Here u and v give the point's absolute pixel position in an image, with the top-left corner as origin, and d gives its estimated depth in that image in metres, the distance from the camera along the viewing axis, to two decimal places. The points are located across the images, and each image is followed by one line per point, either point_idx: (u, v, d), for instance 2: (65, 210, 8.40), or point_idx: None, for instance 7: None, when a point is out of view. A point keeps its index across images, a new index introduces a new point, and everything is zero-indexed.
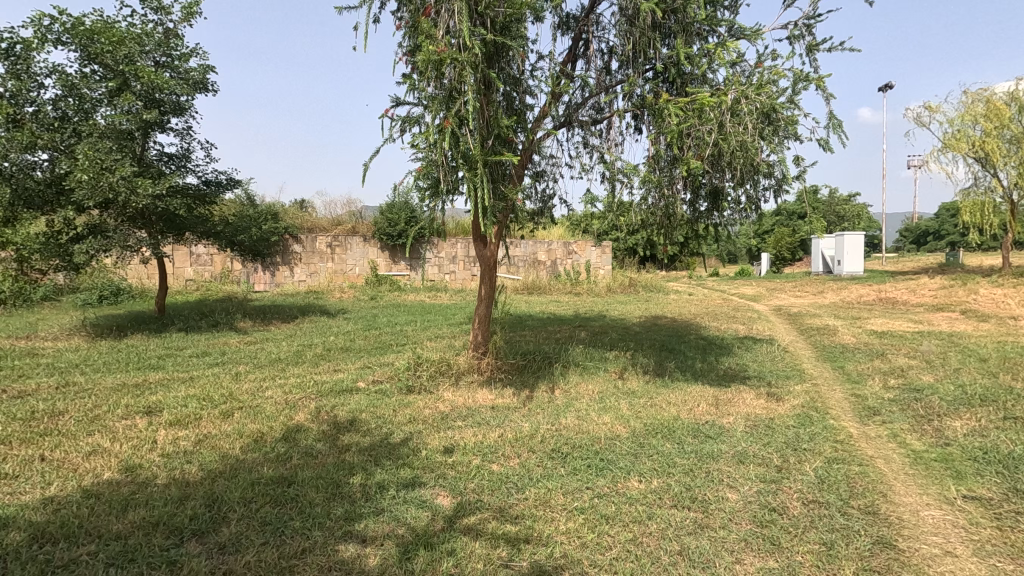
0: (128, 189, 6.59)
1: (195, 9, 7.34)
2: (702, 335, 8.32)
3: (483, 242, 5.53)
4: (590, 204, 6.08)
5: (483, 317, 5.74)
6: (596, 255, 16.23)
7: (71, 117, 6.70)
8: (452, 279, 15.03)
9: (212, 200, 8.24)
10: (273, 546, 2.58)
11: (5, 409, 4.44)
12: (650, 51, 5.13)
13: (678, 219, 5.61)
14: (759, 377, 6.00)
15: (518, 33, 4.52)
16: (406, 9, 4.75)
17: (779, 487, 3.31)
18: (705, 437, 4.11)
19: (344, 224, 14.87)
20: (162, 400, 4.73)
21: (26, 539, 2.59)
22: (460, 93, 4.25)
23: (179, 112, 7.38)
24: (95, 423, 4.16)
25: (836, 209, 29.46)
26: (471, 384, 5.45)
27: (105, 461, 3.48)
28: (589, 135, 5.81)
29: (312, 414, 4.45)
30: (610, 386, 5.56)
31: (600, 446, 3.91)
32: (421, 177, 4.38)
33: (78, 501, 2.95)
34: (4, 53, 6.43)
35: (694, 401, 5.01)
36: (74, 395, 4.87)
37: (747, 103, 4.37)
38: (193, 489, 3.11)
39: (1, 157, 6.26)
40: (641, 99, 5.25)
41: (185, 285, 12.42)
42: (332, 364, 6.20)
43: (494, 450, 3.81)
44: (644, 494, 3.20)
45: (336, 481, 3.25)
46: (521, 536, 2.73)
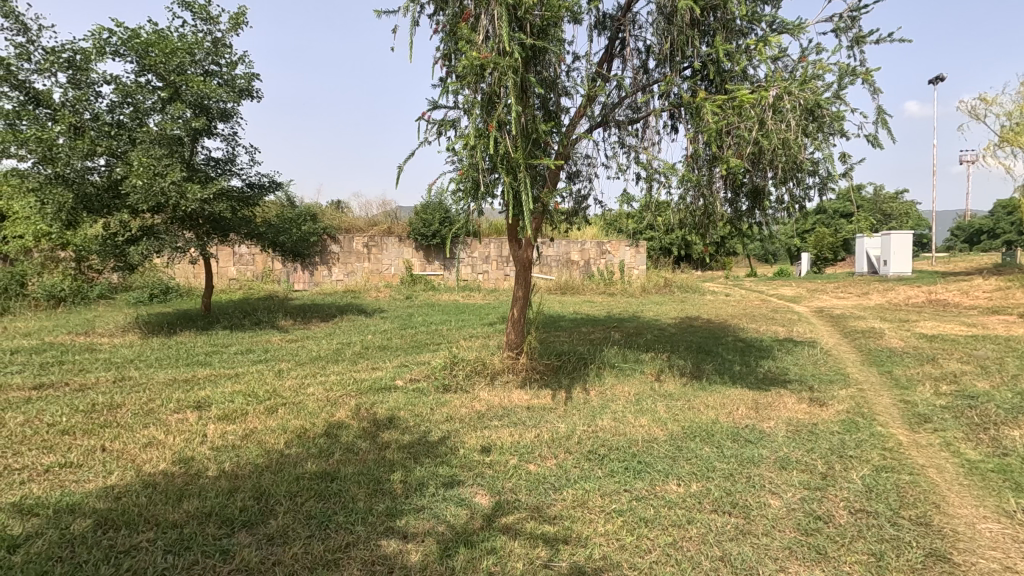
0: (178, 193, 6.90)
1: (243, 19, 7.60)
2: (740, 337, 8.13)
3: (519, 243, 5.55)
4: (626, 205, 6.04)
5: (517, 317, 5.77)
6: (630, 255, 16.06)
7: (127, 124, 7.05)
8: (485, 278, 15.08)
9: (256, 202, 8.50)
10: (319, 539, 2.66)
11: (68, 401, 4.71)
12: (689, 49, 5.05)
13: (718, 219, 5.50)
14: (801, 380, 5.85)
15: (556, 36, 4.51)
16: (444, 14, 4.81)
17: (825, 494, 3.22)
18: (745, 441, 4.04)
19: (380, 224, 15.17)
20: (210, 395, 4.92)
21: (91, 525, 2.74)
22: (499, 98, 4.28)
23: (225, 118, 7.65)
24: (149, 416, 4.37)
25: (883, 208, 28.30)
26: (507, 384, 5.48)
27: (160, 453, 3.65)
28: (626, 135, 5.76)
29: (352, 411, 4.56)
30: (647, 387, 5.52)
31: (638, 448, 3.88)
32: (459, 181, 4.43)
33: (137, 491, 3.11)
34: (66, 63, 6.79)
35: (734, 405, 4.93)
36: (131, 388, 5.13)
37: (790, 99, 4.25)
38: (243, 482, 3.23)
39: (63, 164, 6.60)
40: (679, 98, 5.18)
41: (229, 284, 12.89)
42: (370, 362, 6.32)
43: (531, 450, 3.84)
44: (683, 497, 3.17)
45: (378, 477, 3.32)
46: (560, 536, 2.74)
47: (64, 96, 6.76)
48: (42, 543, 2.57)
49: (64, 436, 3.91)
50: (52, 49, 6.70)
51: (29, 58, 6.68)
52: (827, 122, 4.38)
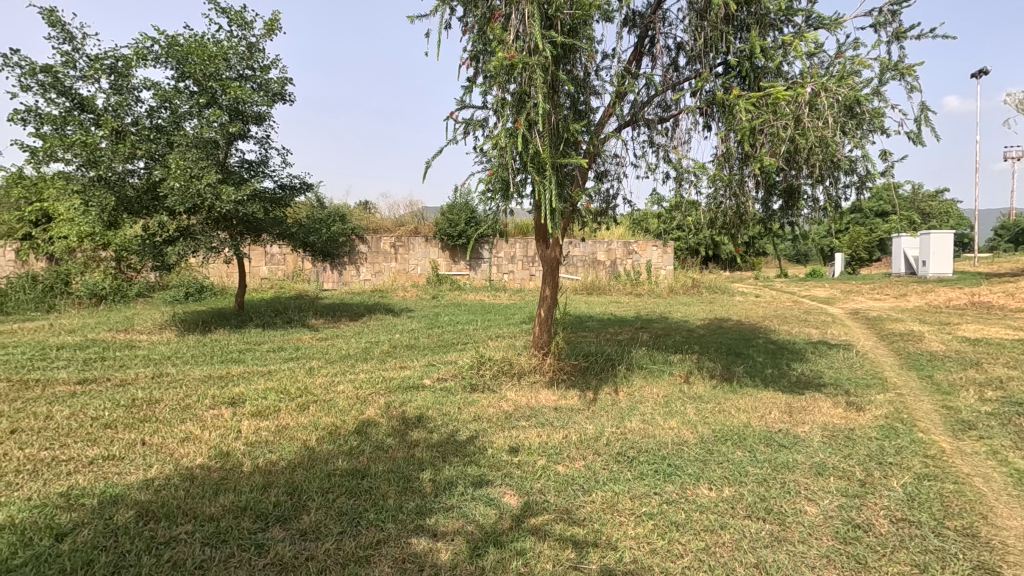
0: (213, 195, 7.11)
1: (276, 25, 7.76)
2: (772, 339, 7.95)
3: (546, 243, 5.52)
4: (655, 205, 5.96)
5: (544, 317, 5.75)
6: (657, 255, 15.85)
7: (166, 128, 7.27)
8: (511, 278, 15.04)
9: (287, 203, 8.67)
10: (350, 536, 2.70)
11: (109, 396, 4.87)
12: (722, 45, 4.96)
13: (750, 219, 5.38)
14: (836, 384, 5.68)
15: (586, 35, 4.48)
16: (473, 15, 4.83)
17: (863, 502, 3.12)
18: (778, 446, 3.94)
19: (407, 224, 15.32)
20: (244, 392, 5.04)
21: (133, 516, 2.83)
22: (530, 97, 4.27)
23: (259, 121, 7.81)
24: (186, 412, 4.49)
25: (922, 206, 27.33)
26: (534, 384, 5.47)
27: (197, 447, 3.75)
28: (655, 134, 5.69)
29: (382, 410, 4.61)
30: (676, 389, 5.45)
31: (667, 451, 3.82)
32: (488, 181, 4.43)
33: (175, 484, 3.20)
34: (109, 70, 7.03)
35: (766, 408, 4.82)
36: (168, 384, 5.29)
37: (827, 96, 4.14)
38: (276, 477, 3.30)
39: (106, 167, 6.84)
40: (711, 95, 5.09)
41: (261, 283, 13.17)
42: (399, 361, 6.39)
43: (559, 451, 3.82)
44: (716, 502, 3.11)
45: (407, 475, 3.36)
46: (589, 539, 2.72)
47: (107, 102, 7.01)
48: (88, 532, 2.67)
49: (107, 429, 4.05)
50: (96, 57, 6.95)
51: (75, 65, 6.94)
52: (866, 120, 4.25)
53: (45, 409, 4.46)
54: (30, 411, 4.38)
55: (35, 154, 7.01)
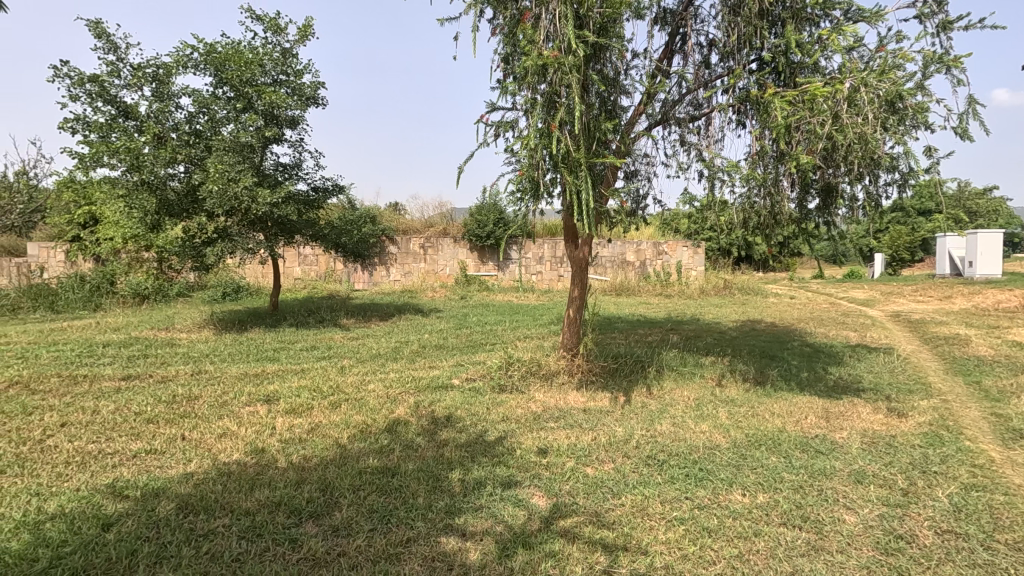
0: (250, 198, 7.34)
1: (310, 30, 7.93)
2: (807, 342, 7.74)
3: (575, 243, 5.49)
4: (686, 205, 5.87)
5: (574, 317, 5.72)
6: (688, 255, 15.64)
7: (204, 133, 7.51)
8: (539, 279, 15.02)
9: (320, 205, 8.84)
10: (381, 533, 2.73)
11: (152, 392, 5.06)
12: (756, 41, 4.84)
13: (785, 218, 5.23)
14: (875, 389, 5.49)
15: (617, 33, 4.44)
16: (503, 16, 4.84)
17: (906, 512, 3.01)
18: (815, 452, 3.83)
19: (436, 225, 15.46)
20: (278, 390, 5.16)
21: (175, 508, 2.93)
22: (560, 97, 4.26)
23: (293, 125, 7.99)
24: (224, 408, 4.62)
25: (969, 204, 26.17)
26: (563, 385, 5.44)
27: (234, 443, 3.86)
28: (686, 132, 5.60)
29: (411, 409, 4.66)
30: (708, 392, 5.35)
31: (699, 455, 3.76)
32: (517, 181, 4.43)
33: (214, 478, 3.29)
34: (151, 77, 7.29)
35: (802, 413, 4.69)
36: (206, 381, 5.46)
37: (867, 91, 4.01)
38: (309, 474, 3.36)
39: (149, 172, 7.11)
40: (745, 92, 4.98)
41: (294, 283, 13.47)
42: (428, 360, 6.46)
43: (588, 453, 3.79)
44: (749, 509, 3.04)
45: (436, 474, 3.38)
46: (619, 543, 2.69)
47: (149, 109, 7.27)
48: (133, 523, 2.78)
49: (149, 424, 4.21)
50: (138, 65, 7.22)
51: (119, 74, 7.23)
52: (909, 115, 4.10)
53: (92, 403, 4.66)
54: (78, 406, 4.57)
55: (83, 161, 7.33)
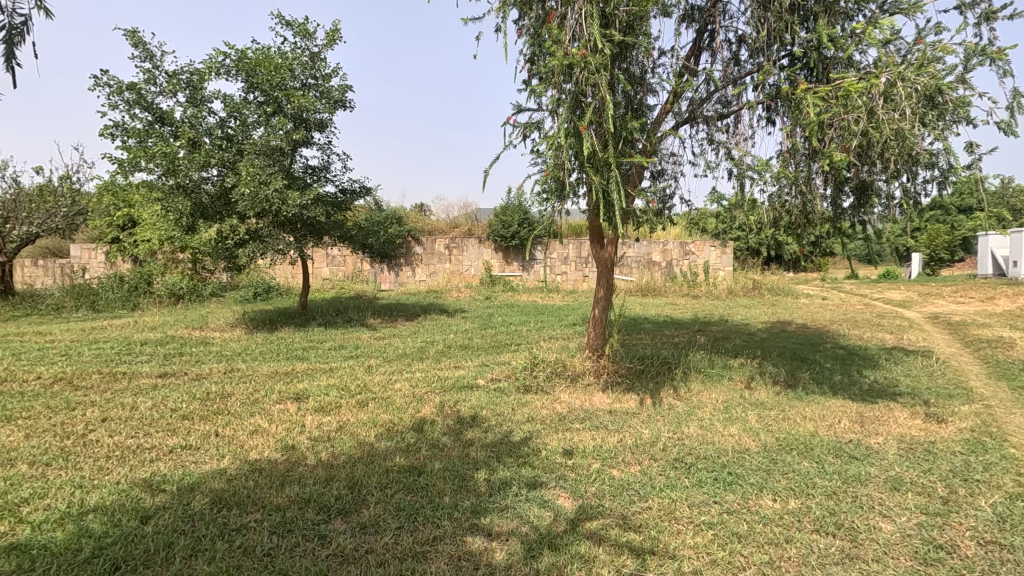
0: (280, 200, 7.50)
1: (337, 34, 8.06)
2: (841, 344, 7.53)
3: (601, 243, 5.46)
4: (714, 204, 5.78)
5: (599, 317, 5.68)
6: (715, 255, 15.39)
7: (236, 137, 7.70)
8: (564, 279, 14.97)
9: (347, 206, 8.97)
10: (408, 531, 2.76)
11: (187, 389, 5.21)
12: (787, 36, 4.74)
13: (818, 217, 5.10)
14: (913, 394, 5.31)
15: (643, 31, 4.40)
16: (529, 17, 4.85)
17: (946, 521, 2.90)
18: (849, 458, 3.73)
19: (461, 226, 15.56)
20: (307, 388, 5.26)
21: (208, 503, 3.01)
22: (586, 97, 4.23)
23: (322, 128, 8.13)
24: (255, 406, 4.74)
25: (1013, 202, 25.10)
26: (588, 386, 5.41)
27: (265, 440, 3.95)
28: (715, 131, 5.51)
29: (437, 408, 4.70)
30: (736, 395, 5.25)
31: (728, 459, 3.69)
32: (542, 182, 4.43)
33: (246, 474, 3.38)
34: (185, 84, 7.51)
35: (835, 417, 4.57)
36: (239, 379, 5.60)
37: (905, 85, 3.89)
38: (338, 472, 3.42)
39: (183, 175, 7.33)
40: (776, 89, 4.88)
41: (323, 284, 13.71)
42: (453, 360, 6.50)
43: (614, 454, 3.76)
44: (780, 514, 2.97)
45: (462, 474, 3.40)
46: (646, 546, 2.66)
47: (183, 114, 7.49)
48: (170, 516, 2.87)
49: (185, 420, 4.33)
50: (173, 72, 7.44)
51: (155, 82, 7.46)
52: (949, 110, 3.96)
53: (131, 400, 4.82)
54: (118, 402, 4.74)
55: (122, 166, 7.58)
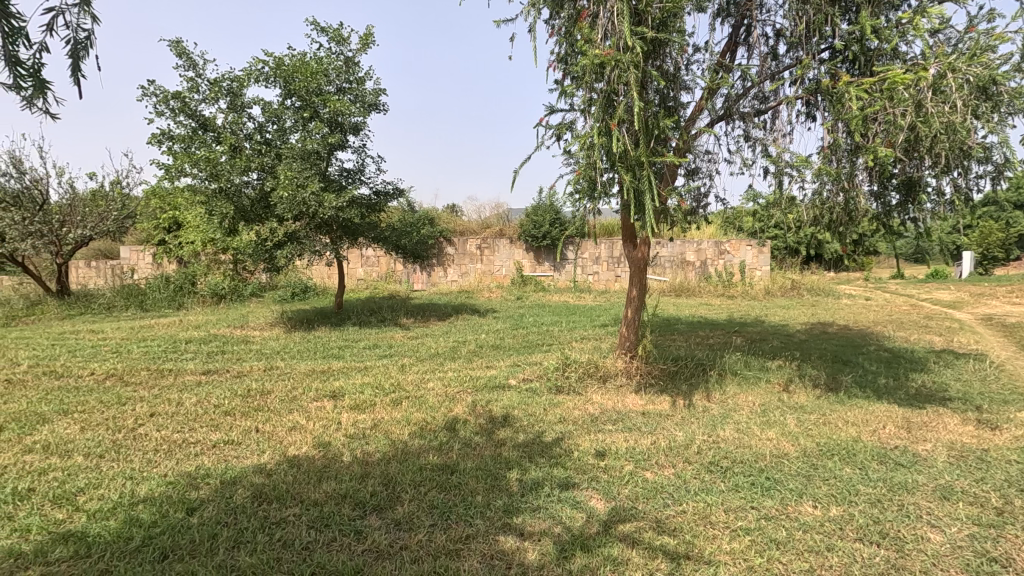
0: (317, 202, 7.69)
1: (371, 39, 8.21)
2: (885, 347, 7.25)
3: (633, 243, 5.40)
4: (751, 202, 5.65)
5: (632, 318, 5.63)
6: (752, 255, 15.03)
7: (275, 142, 7.92)
8: (596, 279, 14.85)
9: (381, 208, 9.11)
10: (441, 529, 2.79)
11: (229, 385, 5.39)
12: (827, 28, 4.60)
13: (861, 214, 4.91)
14: (965, 399, 5.07)
15: (677, 28, 4.34)
16: (560, 17, 4.85)
17: (1001, 533, 2.77)
18: (894, 465, 3.59)
19: (492, 227, 15.64)
20: (343, 386, 5.38)
21: (250, 497, 3.11)
22: (618, 95, 4.19)
23: (356, 131, 8.30)
24: (293, 403, 4.87)
25: None
26: (621, 388, 5.36)
27: (303, 436, 4.05)
28: (751, 127, 5.39)
29: (469, 408, 4.73)
30: (774, 398, 5.11)
31: (765, 463, 3.60)
32: (575, 181, 4.41)
33: (285, 469, 3.47)
34: (226, 91, 7.76)
35: (879, 422, 4.40)
36: (278, 377, 5.77)
37: (955, 76, 3.73)
38: (373, 469, 3.48)
39: (226, 180, 7.58)
40: (815, 83, 4.74)
41: (357, 284, 13.98)
42: (485, 360, 6.54)
43: (647, 457, 3.72)
44: (821, 521, 2.88)
45: (495, 473, 3.42)
46: (681, 550, 2.62)
47: (224, 120, 7.75)
48: (214, 508, 2.97)
49: (227, 416, 4.49)
50: (215, 80, 7.70)
51: (198, 89, 7.74)
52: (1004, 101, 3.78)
53: (177, 396, 5.02)
54: (166, 397, 4.95)
55: (168, 171, 7.90)
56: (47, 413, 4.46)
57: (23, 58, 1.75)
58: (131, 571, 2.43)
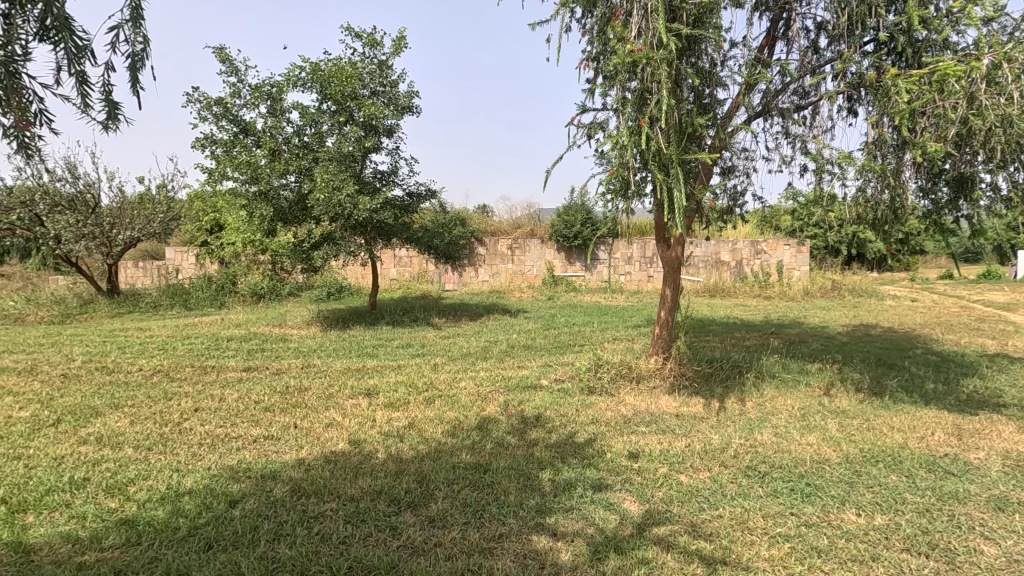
0: (352, 204, 7.85)
1: (404, 42, 8.32)
2: (933, 350, 6.94)
3: (667, 242, 5.33)
4: (790, 200, 5.50)
5: (665, 319, 5.55)
6: (789, 255, 14.62)
7: (312, 145, 8.11)
8: (628, 279, 14.69)
9: (414, 209, 9.23)
10: (474, 527, 2.81)
11: (268, 382, 5.56)
12: (872, 20, 4.43)
13: (908, 212, 4.71)
14: (1021, 406, 4.82)
15: (713, 23, 4.27)
16: (593, 16, 4.82)
17: None
18: (944, 473, 3.44)
19: (523, 227, 15.66)
20: (377, 385, 5.47)
21: (289, 491, 3.19)
22: (652, 93, 4.13)
23: (390, 134, 8.41)
24: (330, 400, 4.98)
25: None
26: (654, 389, 5.29)
27: (339, 433, 4.15)
28: (791, 124, 5.24)
29: (501, 407, 4.75)
30: (814, 402, 4.96)
31: (806, 469, 3.50)
32: (608, 181, 4.38)
33: (321, 465, 3.55)
34: (265, 96, 7.98)
35: (927, 429, 4.23)
36: (315, 374, 5.91)
37: (1010, 66, 3.55)
38: (407, 466, 3.53)
39: (265, 183, 7.81)
40: (859, 77, 4.58)
41: (390, 284, 14.19)
42: (517, 360, 6.55)
43: (682, 460, 3.66)
44: (865, 530, 2.79)
45: (527, 473, 3.43)
46: (717, 556, 2.58)
47: (264, 125, 7.98)
48: (255, 501, 3.07)
49: (267, 412, 4.63)
50: (256, 86, 7.93)
51: (240, 95, 7.99)
52: None
53: (220, 392, 5.20)
54: (209, 393, 5.13)
55: (212, 175, 8.18)
56: (100, 406, 4.68)
57: (91, 76, 1.81)
58: (179, 559, 2.53)
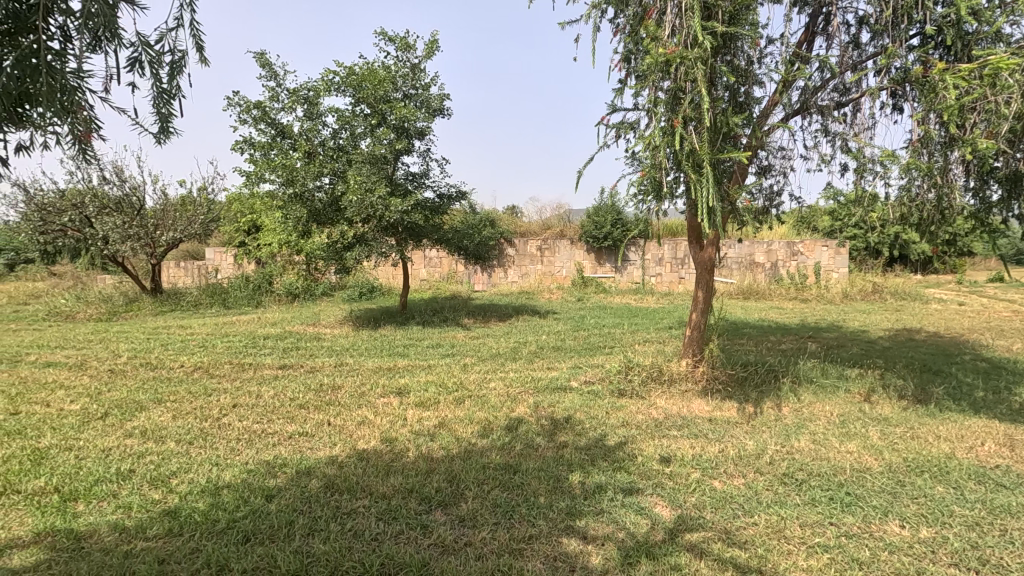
0: (383, 206, 7.98)
1: (436, 45, 8.40)
2: (983, 356, 6.63)
3: (700, 243, 5.24)
4: (829, 200, 5.35)
5: (698, 321, 5.45)
6: (828, 256, 14.19)
7: (346, 147, 8.27)
8: (659, 281, 14.49)
9: (445, 210, 9.31)
10: (504, 527, 2.82)
11: (303, 380, 5.68)
12: (918, 13, 4.28)
13: (956, 212, 4.51)
14: None
15: (749, 20, 4.18)
16: (625, 15, 4.78)
17: None
18: (995, 485, 3.28)
19: (553, 228, 15.63)
20: (408, 384, 5.53)
21: (322, 487, 3.26)
22: (685, 92, 4.06)
23: (422, 136, 8.50)
24: (362, 398, 5.06)
25: None
26: (686, 392, 5.21)
27: (371, 431, 4.21)
28: (831, 121, 5.09)
29: (531, 409, 4.75)
30: (854, 408, 4.80)
31: (845, 477, 3.39)
32: (639, 181, 4.32)
33: (354, 462, 3.61)
34: (302, 99, 8.17)
35: (976, 438, 4.04)
36: (347, 373, 6.02)
37: None
38: (438, 465, 3.55)
39: (301, 185, 8.00)
40: (903, 72, 4.42)
41: (420, 284, 14.33)
42: (546, 361, 6.53)
43: (715, 465, 3.59)
44: (909, 542, 2.69)
45: (556, 475, 3.41)
46: (752, 565, 2.52)
47: (301, 128, 8.17)
48: (291, 496, 3.14)
49: (302, 409, 4.73)
50: (293, 90, 8.13)
51: (278, 99, 8.20)
52: None
53: (256, 388, 5.34)
54: (246, 390, 5.28)
55: (250, 177, 8.42)
56: (144, 401, 4.87)
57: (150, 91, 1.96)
58: (219, 551, 2.61)
